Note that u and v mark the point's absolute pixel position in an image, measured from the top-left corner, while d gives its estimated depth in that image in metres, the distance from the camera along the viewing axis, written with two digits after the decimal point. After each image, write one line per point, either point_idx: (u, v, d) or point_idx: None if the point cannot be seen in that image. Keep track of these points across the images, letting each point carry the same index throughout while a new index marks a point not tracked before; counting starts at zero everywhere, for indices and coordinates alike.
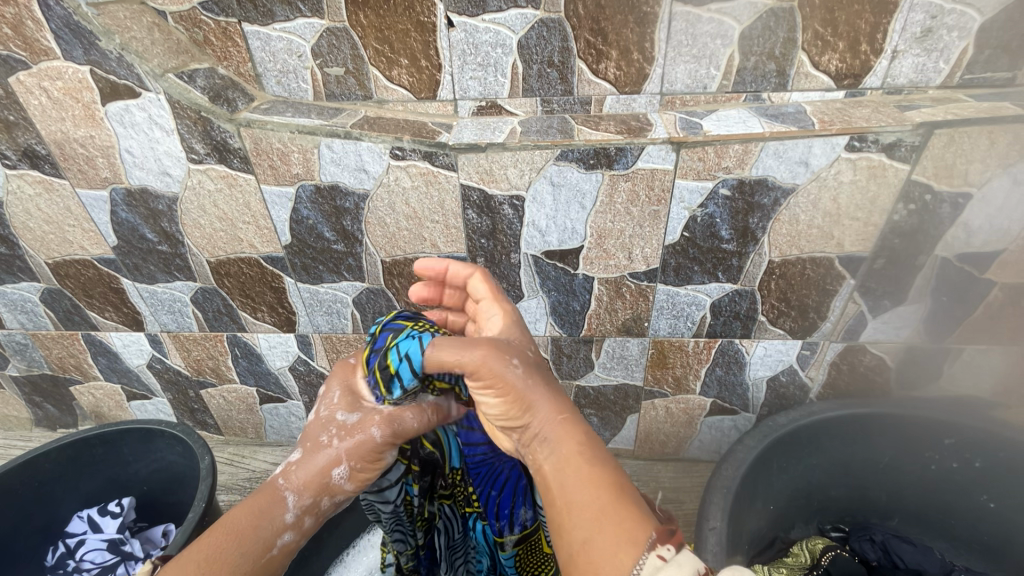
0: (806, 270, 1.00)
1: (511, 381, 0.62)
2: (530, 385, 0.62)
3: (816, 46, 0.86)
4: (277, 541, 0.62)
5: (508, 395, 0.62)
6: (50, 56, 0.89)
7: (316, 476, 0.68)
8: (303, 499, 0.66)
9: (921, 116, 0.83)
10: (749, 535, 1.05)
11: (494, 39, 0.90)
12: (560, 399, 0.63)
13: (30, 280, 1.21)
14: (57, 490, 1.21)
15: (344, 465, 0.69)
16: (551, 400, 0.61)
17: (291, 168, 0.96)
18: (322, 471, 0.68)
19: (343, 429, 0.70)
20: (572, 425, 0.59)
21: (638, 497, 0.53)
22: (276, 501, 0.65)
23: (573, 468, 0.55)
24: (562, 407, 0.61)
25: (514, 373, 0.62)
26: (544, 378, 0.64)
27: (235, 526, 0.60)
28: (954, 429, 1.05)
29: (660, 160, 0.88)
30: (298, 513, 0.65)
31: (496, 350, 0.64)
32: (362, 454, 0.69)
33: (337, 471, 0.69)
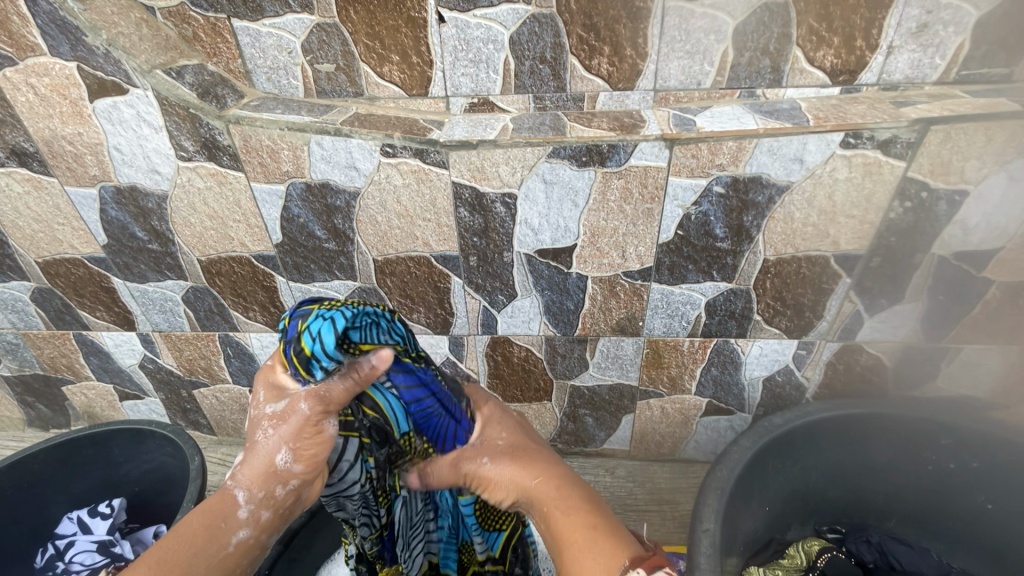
0: (802, 269, 0.99)
1: (485, 475, 0.65)
2: (500, 472, 0.65)
3: (810, 42, 0.85)
4: (233, 540, 0.59)
5: (490, 488, 0.66)
6: (36, 52, 0.88)
7: (261, 469, 0.61)
8: (254, 494, 0.60)
9: (917, 112, 0.82)
10: (744, 536, 1.04)
11: (485, 35, 0.89)
12: (533, 464, 0.66)
13: (20, 279, 1.20)
14: (47, 491, 1.20)
15: (285, 451, 0.60)
16: (527, 469, 0.65)
17: (281, 165, 0.95)
18: (264, 464, 0.61)
19: (275, 417, 0.61)
20: (549, 483, 0.63)
21: (619, 536, 0.57)
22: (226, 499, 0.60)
23: (555, 529, 0.60)
24: (535, 473, 0.65)
25: (487, 466, 0.65)
26: (519, 452, 0.67)
27: (188, 531, 0.59)
28: (952, 429, 1.04)
29: (652, 157, 0.87)
30: (253, 508, 0.60)
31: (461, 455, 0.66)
32: (301, 434, 0.60)
33: (281, 458, 0.60)
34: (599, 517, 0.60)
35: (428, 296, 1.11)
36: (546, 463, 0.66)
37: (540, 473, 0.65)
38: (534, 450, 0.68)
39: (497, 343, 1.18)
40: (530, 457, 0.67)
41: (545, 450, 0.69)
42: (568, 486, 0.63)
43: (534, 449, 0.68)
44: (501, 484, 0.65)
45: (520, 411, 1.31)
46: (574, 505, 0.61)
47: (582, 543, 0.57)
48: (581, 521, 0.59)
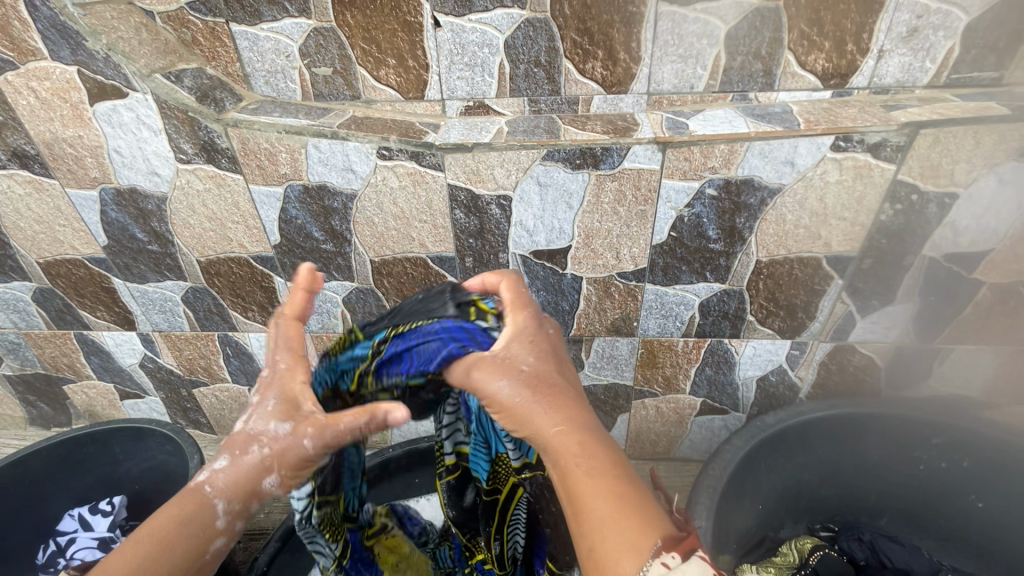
0: (794, 271, 1.00)
1: (502, 399, 0.63)
2: (518, 399, 0.62)
3: (802, 46, 0.86)
4: (209, 549, 0.63)
5: (505, 415, 0.63)
6: (37, 56, 0.89)
7: (247, 483, 0.64)
8: (232, 505, 0.64)
9: (907, 116, 0.83)
10: (736, 535, 1.05)
11: (480, 39, 0.90)
12: (558, 404, 0.61)
13: (22, 280, 1.21)
14: (49, 488, 1.22)
15: (275, 475, 0.65)
16: (547, 407, 0.61)
17: (279, 167, 0.96)
18: (253, 480, 0.65)
19: (273, 440, 0.64)
20: (570, 426, 0.59)
21: (641, 500, 0.54)
22: (203, 506, 0.63)
23: (575, 481, 0.55)
24: (559, 418, 0.60)
25: (506, 393, 0.62)
26: (545, 383, 0.63)
27: (164, 535, 0.60)
28: (943, 428, 1.06)
29: (645, 160, 0.88)
30: (230, 519, 0.65)
31: (491, 371, 0.65)
32: (294, 463, 0.64)
33: (270, 478, 0.65)
34: (623, 479, 0.55)
35: None
36: (571, 409, 0.61)
37: (565, 420, 0.60)
38: (561, 385, 0.63)
39: None
40: (557, 396, 0.62)
41: (571, 388, 0.64)
42: (593, 442, 0.58)
43: (559, 385, 0.64)
44: (519, 417, 0.61)
45: None
46: (598, 466, 0.56)
47: (603, 504, 0.53)
48: (603, 480, 0.55)
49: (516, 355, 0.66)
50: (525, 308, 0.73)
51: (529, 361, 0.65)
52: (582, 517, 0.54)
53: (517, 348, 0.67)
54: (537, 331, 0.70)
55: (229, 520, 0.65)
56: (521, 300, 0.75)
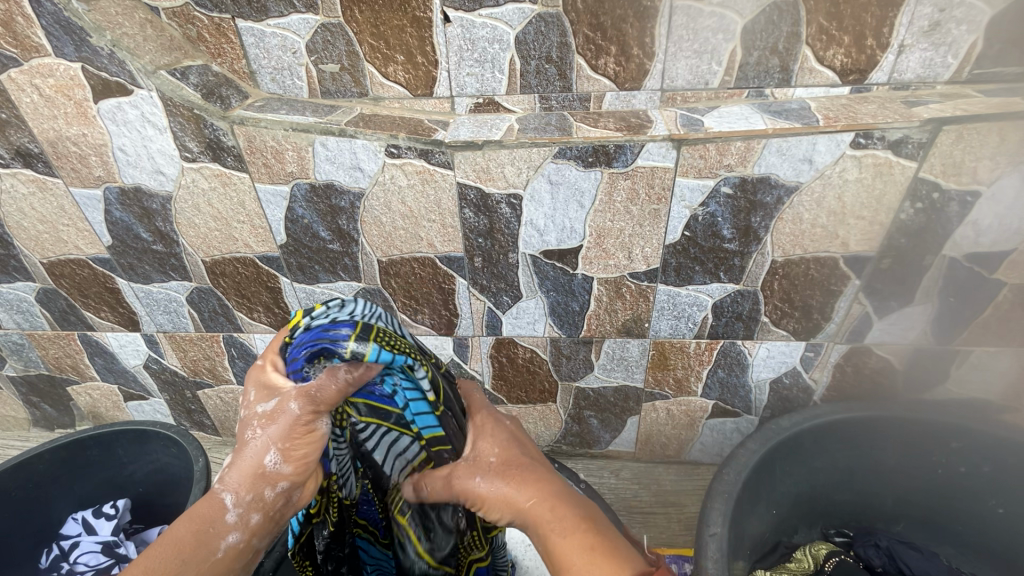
0: (810, 271, 0.98)
1: (477, 494, 0.64)
2: (491, 489, 0.64)
3: (820, 41, 0.84)
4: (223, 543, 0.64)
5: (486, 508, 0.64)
6: (41, 53, 0.88)
7: (247, 471, 0.64)
8: (241, 497, 0.64)
9: (929, 112, 0.81)
10: (750, 540, 1.03)
11: (491, 35, 0.88)
12: (528, 481, 0.64)
13: (26, 280, 1.20)
14: (52, 491, 1.20)
15: (274, 451, 0.63)
16: (520, 488, 0.64)
17: (286, 166, 0.95)
18: (253, 465, 0.64)
19: (264, 416, 0.63)
20: (542, 503, 0.62)
21: (619, 554, 0.57)
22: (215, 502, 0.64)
23: (555, 545, 0.60)
24: (529, 491, 0.63)
25: (479, 488, 0.64)
26: (512, 467, 0.66)
27: (178, 538, 0.63)
28: (962, 432, 1.03)
29: (659, 158, 0.87)
30: (241, 511, 0.64)
31: (458, 467, 0.66)
32: (290, 433, 0.63)
33: (270, 458, 0.64)
34: (597, 539, 0.59)
35: (432, 297, 1.11)
36: (541, 482, 0.65)
37: (535, 492, 0.63)
38: (525, 463, 0.67)
39: (502, 344, 1.17)
40: (526, 473, 0.66)
41: (536, 463, 0.67)
42: (565, 505, 0.62)
43: (525, 462, 0.67)
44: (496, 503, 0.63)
45: (525, 412, 1.30)
46: (569, 528, 0.60)
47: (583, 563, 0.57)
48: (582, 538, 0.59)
49: (479, 451, 0.67)
50: (483, 409, 0.73)
51: (494, 454, 0.67)
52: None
53: (480, 441, 0.69)
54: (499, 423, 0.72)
55: (243, 513, 0.64)
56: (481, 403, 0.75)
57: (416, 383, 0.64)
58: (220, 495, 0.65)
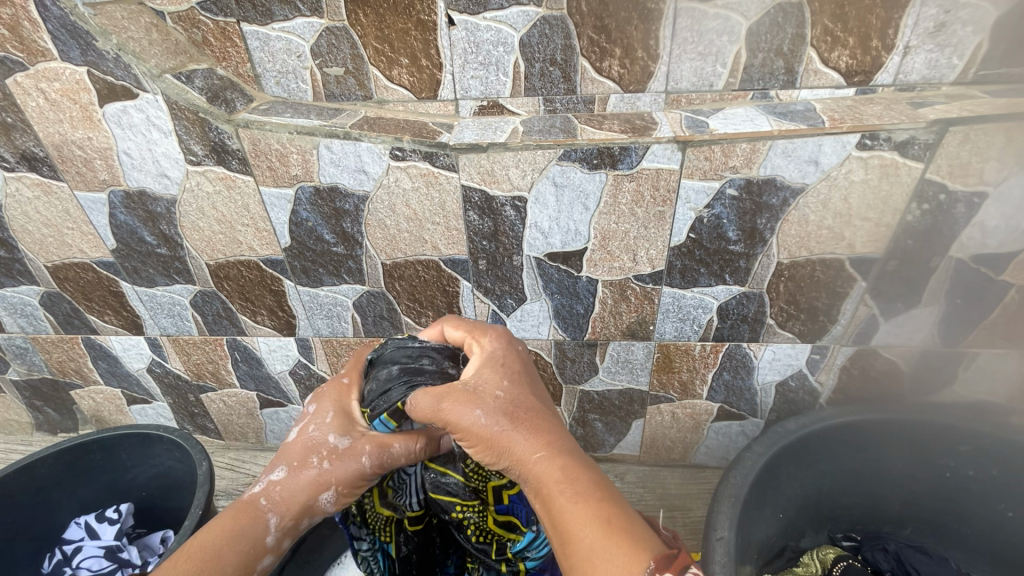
0: (816, 273, 0.97)
1: (477, 429, 0.62)
2: (493, 427, 0.62)
3: (825, 42, 0.84)
4: (259, 566, 0.64)
5: (482, 445, 0.62)
6: (47, 57, 0.88)
7: (301, 498, 0.67)
8: (285, 522, 0.66)
9: (935, 113, 0.81)
10: (757, 545, 1.03)
11: (495, 38, 0.88)
12: (535, 432, 0.62)
13: (30, 284, 1.20)
14: (55, 496, 1.20)
15: (331, 489, 0.67)
16: (525, 437, 0.61)
17: (290, 169, 0.95)
18: (308, 494, 0.67)
19: (333, 453, 0.68)
20: (550, 457, 0.59)
21: (630, 523, 0.54)
22: (257, 522, 0.65)
23: (561, 511, 0.55)
24: (535, 443, 0.60)
25: (478, 421, 0.62)
26: (518, 411, 0.63)
27: (213, 548, 0.61)
28: (972, 435, 1.02)
29: (664, 160, 0.86)
30: (279, 536, 0.66)
31: (462, 397, 0.64)
32: (351, 481, 0.68)
33: (325, 497, 0.68)
34: (611, 505, 0.55)
35: (436, 300, 1.10)
36: (549, 433, 0.62)
37: (542, 446, 0.60)
38: (535, 409, 0.64)
39: None
40: (533, 424, 0.62)
41: (545, 412, 0.65)
42: (573, 466, 0.59)
43: (534, 409, 0.64)
44: (498, 447, 0.61)
45: None
46: (581, 489, 0.56)
47: (594, 537, 0.53)
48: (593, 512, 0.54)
49: (487, 383, 0.66)
50: (486, 335, 0.75)
51: (502, 390, 0.66)
52: (570, 545, 0.53)
53: (488, 374, 0.68)
54: (507, 353, 0.72)
55: (279, 540, 0.66)
56: (481, 332, 0.76)
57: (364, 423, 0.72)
58: (267, 515, 0.66)
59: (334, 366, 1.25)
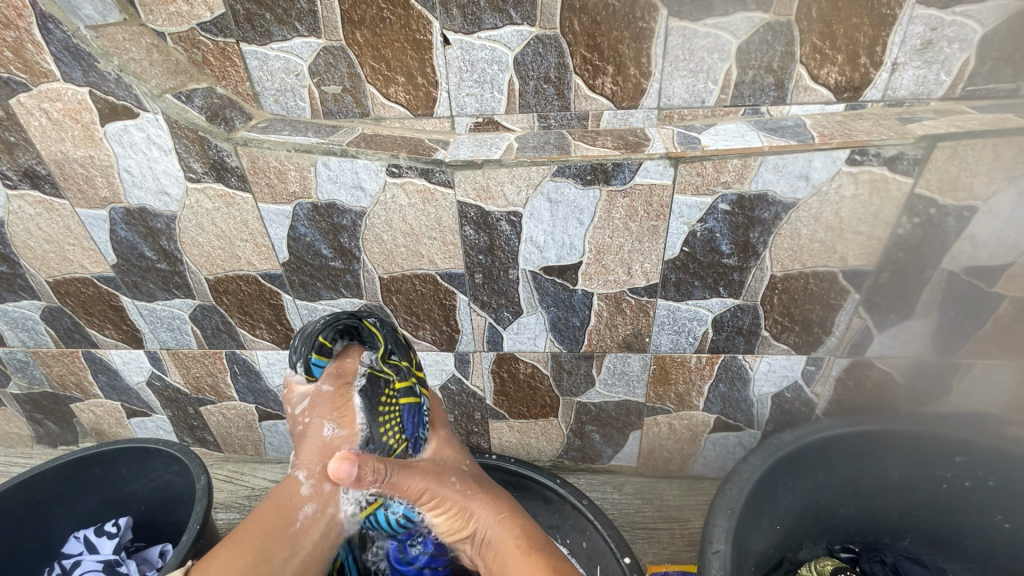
0: (810, 285, 0.98)
1: (452, 498, 0.82)
2: (463, 496, 0.82)
3: (814, 60, 0.85)
4: (303, 512, 0.78)
5: (454, 511, 0.82)
6: (49, 78, 0.90)
7: (311, 450, 0.81)
8: (312, 471, 0.80)
9: (923, 129, 0.82)
10: (754, 556, 1.03)
11: (490, 56, 0.90)
12: (495, 501, 0.84)
13: (31, 298, 1.21)
14: (53, 510, 1.20)
15: (327, 424, 0.83)
16: (488, 505, 0.83)
17: (288, 186, 0.96)
18: (317, 443, 0.82)
19: (308, 409, 0.85)
20: (505, 520, 0.82)
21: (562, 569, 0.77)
22: (291, 486, 0.79)
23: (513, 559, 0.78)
24: (496, 510, 0.83)
25: (453, 490, 0.82)
26: (478, 485, 0.85)
27: (260, 519, 0.76)
28: (967, 446, 1.02)
29: (657, 175, 0.88)
30: (313, 483, 0.79)
31: (435, 472, 0.83)
32: (334, 404, 0.84)
33: (328, 431, 0.83)
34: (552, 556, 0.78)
35: (433, 313, 1.11)
36: (506, 503, 0.85)
37: (501, 513, 0.83)
38: (491, 484, 0.87)
39: (503, 360, 1.17)
40: (490, 496, 0.84)
41: (499, 487, 0.88)
42: (523, 530, 0.81)
43: (490, 484, 0.87)
44: (468, 511, 0.82)
45: (526, 428, 1.29)
46: (531, 547, 0.79)
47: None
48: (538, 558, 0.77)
49: (454, 461, 0.87)
50: (443, 426, 0.95)
51: (466, 466, 0.88)
52: None
53: (450, 454, 0.89)
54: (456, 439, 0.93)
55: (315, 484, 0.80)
56: (441, 422, 0.95)
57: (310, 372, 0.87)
58: (294, 478, 0.80)
59: None
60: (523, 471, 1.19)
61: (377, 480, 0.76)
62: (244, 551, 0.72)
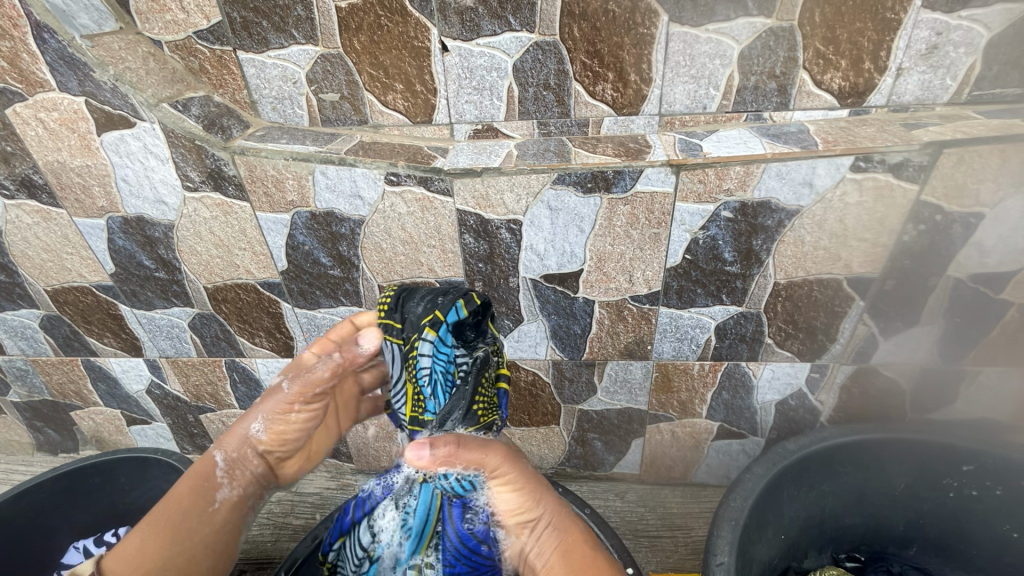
0: (813, 293, 0.97)
1: (528, 475, 0.81)
2: (535, 479, 0.82)
3: (817, 65, 0.84)
4: (217, 497, 0.81)
5: (527, 492, 0.80)
6: (45, 87, 0.89)
7: (238, 436, 0.86)
8: (229, 456, 0.84)
9: (929, 135, 0.81)
10: (758, 566, 1.01)
11: (488, 63, 0.89)
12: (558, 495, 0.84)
13: (30, 307, 1.21)
14: (51, 520, 1.20)
15: (259, 421, 0.87)
16: (554, 497, 0.83)
17: (286, 195, 0.95)
18: (243, 432, 0.86)
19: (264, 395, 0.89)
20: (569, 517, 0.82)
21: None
22: (206, 463, 0.83)
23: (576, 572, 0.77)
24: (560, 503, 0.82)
25: (529, 468, 0.82)
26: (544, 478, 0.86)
27: (173, 499, 0.79)
28: (975, 455, 1.00)
29: (659, 183, 0.86)
30: (228, 468, 0.84)
31: (515, 451, 0.82)
32: (275, 405, 0.87)
33: (256, 428, 0.87)
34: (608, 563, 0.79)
35: None
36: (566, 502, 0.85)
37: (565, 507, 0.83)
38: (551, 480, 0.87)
39: (504, 367, 1.16)
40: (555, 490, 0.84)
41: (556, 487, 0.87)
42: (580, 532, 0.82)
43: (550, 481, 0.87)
44: (541, 495, 0.81)
45: (528, 435, 1.28)
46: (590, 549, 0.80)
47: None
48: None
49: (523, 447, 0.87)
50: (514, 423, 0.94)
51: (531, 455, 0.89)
52: None
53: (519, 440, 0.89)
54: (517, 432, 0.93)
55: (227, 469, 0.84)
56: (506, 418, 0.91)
57: (442, 316, 0.78)
58: (212, 456, 0.84)
59: None
60: None
61: (450, 451, 0.71)
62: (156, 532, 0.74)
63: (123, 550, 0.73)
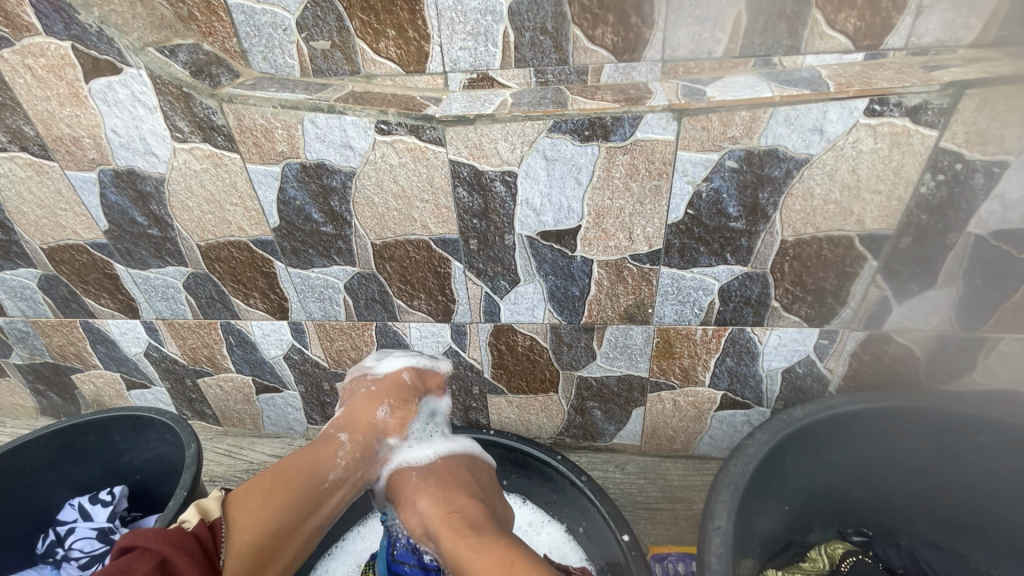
0: (823, 251, 0.92)
1: (406, 495, 0.93)
2: (416, 492, 0.93)
3: (831, 3, 0.79)
4: (330, 476, 0.90)
5: (408, 506, 0.92)
6: (32, 32, 0.88)
7: (362, 423, 0.98)
8: (352, 440, 0.96)
9: (950, 75, 0.75)
10: (759, 537, 0.98)
11: (482, 6, 0.85)
12: (446, 498, 0.90)
13: (28, 266, 1.20)
14: (47, 478, 1.20)
15: (382, 412, 1.00)
16: (435, 502, 0.90)
17: (276, 145, 0.93)
18: (371, 419, 0.99)
19: (388, 400, 1.02)
20: (452, 515, 0.86)
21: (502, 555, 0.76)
22: (328, 444, 0.95)
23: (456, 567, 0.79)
24: (440, 507, 0.89)
25: (410, 484, 0.95)
26: (435, 486, 0.93)
27: (300, 466, 0.89)
28: (992, 425, 0.96)
29: (659, 130, 0.82)
30: (348, 452, 0.95)
31: (400, 475, 0.98)
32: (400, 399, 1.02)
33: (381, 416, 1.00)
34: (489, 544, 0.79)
35: (428, 282, 1.08)
36: (456, 501, 0.89)
37: (451, 507, 0.88)
38: (451, 486, 0.93)
39: (501, 332, 1.13)
40: (442, 494, 0.91)
41: (456, 490, 0.92)
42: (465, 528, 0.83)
43: (451, 485, 0.93)
44: (417, 504, 0.91)
45: (526, 404, 1.26)
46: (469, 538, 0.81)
47: None
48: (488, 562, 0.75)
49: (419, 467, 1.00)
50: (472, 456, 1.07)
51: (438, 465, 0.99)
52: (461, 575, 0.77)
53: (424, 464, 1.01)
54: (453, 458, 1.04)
55: (348, 450, 0.95)
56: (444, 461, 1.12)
57: None
58: (337, 437, 0.96)
59: (328, 351, 1.23)
60: (523, 447, 1.15)
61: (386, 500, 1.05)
62: (283, 493, 0.84)
63: (252, 510, 0.80)
